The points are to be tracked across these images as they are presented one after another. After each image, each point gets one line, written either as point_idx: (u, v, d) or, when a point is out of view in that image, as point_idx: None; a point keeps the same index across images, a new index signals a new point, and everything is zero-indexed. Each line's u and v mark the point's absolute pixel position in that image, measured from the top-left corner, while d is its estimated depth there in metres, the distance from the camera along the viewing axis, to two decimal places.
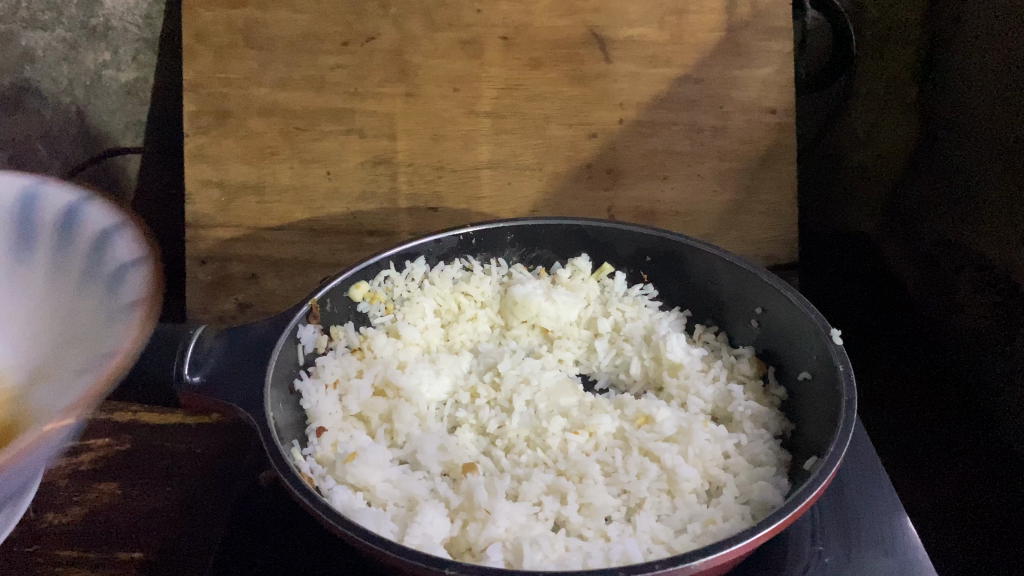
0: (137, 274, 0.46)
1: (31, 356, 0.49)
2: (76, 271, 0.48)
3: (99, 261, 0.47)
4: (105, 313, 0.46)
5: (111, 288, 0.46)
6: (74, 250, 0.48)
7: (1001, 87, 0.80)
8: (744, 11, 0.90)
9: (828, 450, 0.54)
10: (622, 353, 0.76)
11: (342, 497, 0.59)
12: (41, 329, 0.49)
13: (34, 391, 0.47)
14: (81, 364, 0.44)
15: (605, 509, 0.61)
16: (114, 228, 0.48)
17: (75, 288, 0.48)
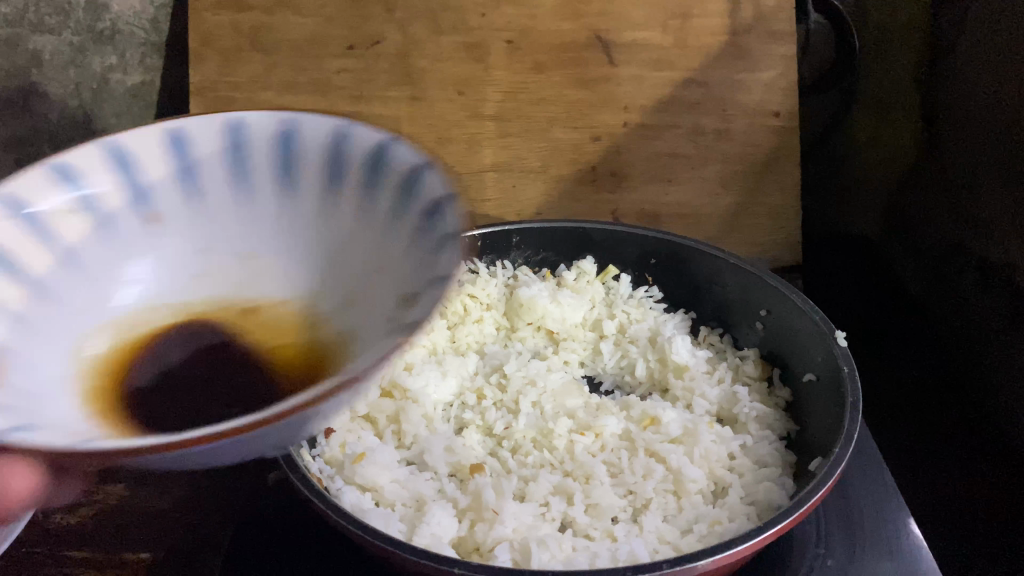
0: (433, 186, 0.40)
1: (322, 290, 0.43)
2: (386, 196, 0.42)
3: (411, 181, 0.40)
4: (410, 235, 0.40)
5: (427, 222, 0.39)
6: (380, 173, 0.42)
7: (1003, 88, 0.80)
8: (747, 15, 0.90)
9: (833, 451, 0.54)
10: (628, 355, 0.77)
11: (351, 497, 0.60)
12: (337, 256, 0.44)
13: (343, 321, 0.41)
14: (411, 285, 0.38)
15: (612, 509, 0.61)
16: (398, 148, 0.41)
17: (377, 218, 0.42)
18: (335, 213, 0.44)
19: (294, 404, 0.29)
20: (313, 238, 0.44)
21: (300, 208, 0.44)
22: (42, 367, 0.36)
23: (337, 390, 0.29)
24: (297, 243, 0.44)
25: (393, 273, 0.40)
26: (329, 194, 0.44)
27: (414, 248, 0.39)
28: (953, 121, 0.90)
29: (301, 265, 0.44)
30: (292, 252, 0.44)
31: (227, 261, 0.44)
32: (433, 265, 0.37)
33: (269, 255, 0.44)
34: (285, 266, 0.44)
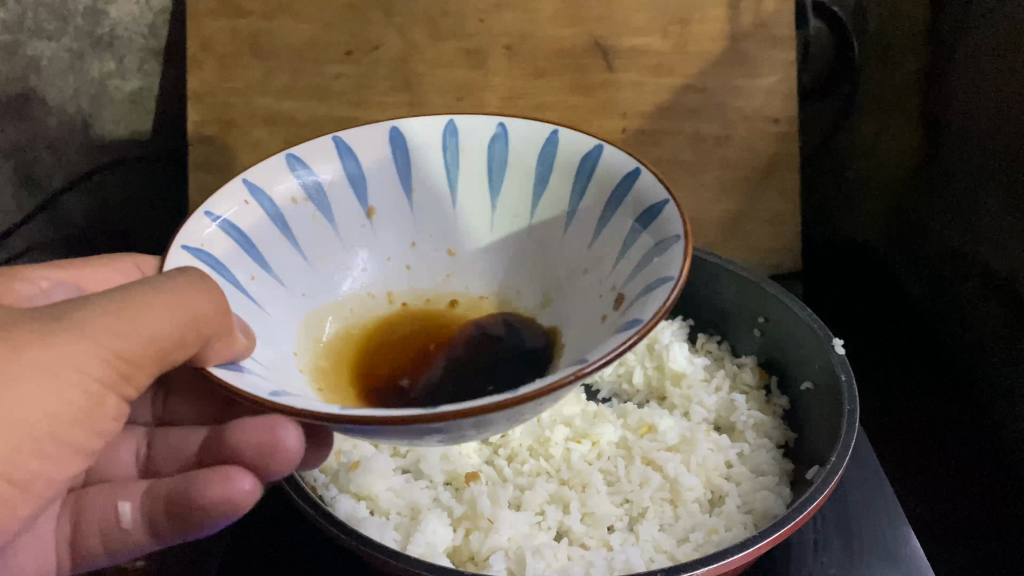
0: (636, 179, 0.51)
1: (518, 279, 0.60)
2: (591, 198, 0.54)
3: (619, 183, 0.52)
4: (612, 223, 0.52)
5: (638, 217, 0.49)
6: (589, 176, 0.55)
7: (1001, 96, 0.80)
8: (747, 20, 0.90)
9: (830, 459, 0.54)
10: (625, 363, 0.76)
11: (347, 505, 0.60)
12: (535, 249, 0.59)
13: (553, 304, 0.57)
14: (617, 271, 0.50)
15: (608, 518, 0.61)
16: (609, 154, 0.54)
17: (570, 215, 0.56)
18: (540, 214, 0.58)
19: (523, 394, 0.35)
20: (517, 235, 0.60)
21: (511, 208, 0.59)
22: (285, 339, 0.51)
23: (574, 377, 0.36)
24: (506, 240, 0.60)
25: (596, 263, 0.53)
26: (535, 197, 0.58)
27: (614, 239, 0.51)
28: (951, 126, 0.91)
29: (503, 259, 0.60)
30: (500, 249, 0.60)
31: (445, 254, 0.61)
32: (639, 253, 0.48)
33: (481, 250, 0.61)
34: (494, 260, 0.61)
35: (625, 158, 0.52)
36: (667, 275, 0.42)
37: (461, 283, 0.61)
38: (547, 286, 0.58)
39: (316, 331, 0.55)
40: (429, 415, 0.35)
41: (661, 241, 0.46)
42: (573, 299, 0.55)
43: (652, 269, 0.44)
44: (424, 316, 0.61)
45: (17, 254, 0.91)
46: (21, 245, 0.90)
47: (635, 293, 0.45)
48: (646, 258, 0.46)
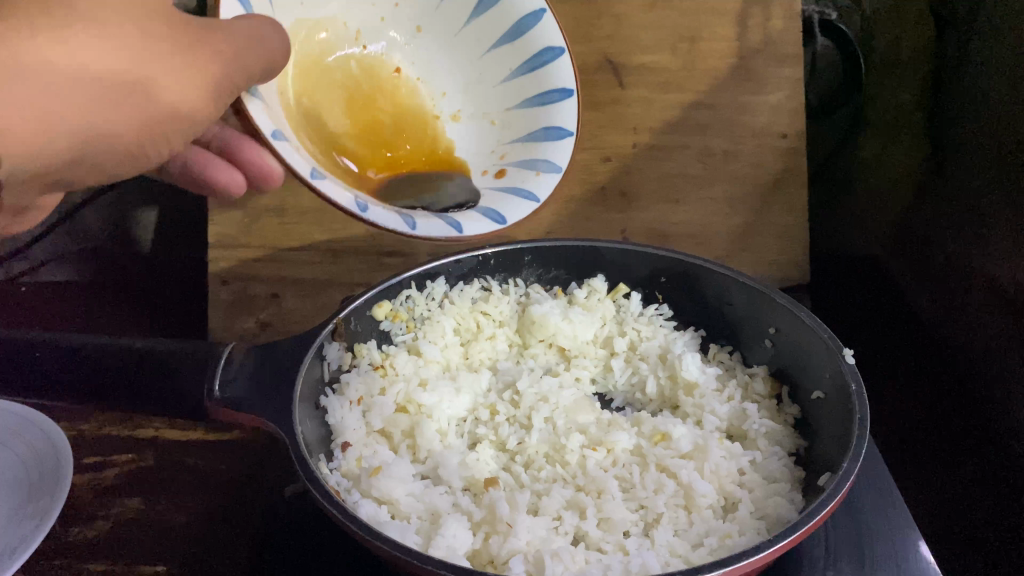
0: (568, 103, 0.74)
1: (448, 78, 0.80)
2: (530, 80, 0.76)
3: (554, 92, 0.75)
4: (534, 111, 0.75)
5: (549, 127, 0.73)
6: (538, 65, 0.75)
7: (1007, 109, 0.82)
8: (755, 39, 0.95)
9: (842, 465, 0.55)
10: (638, 372, 0.78)
11: (368, 509, 0.61)
12: (469, 73, 0.80)
13: (455, 125, 0.80)
14: (508, 143, 0.76)
15: (623, 523, 0.62)
16: (559, 64, 0.75)
17: (509, 71, 0.77)
18: (494, 57, 0.78)
19: (420, 233, 0.59)
20: (468, 50, 0.79)
21: (477, 35, 0.78)
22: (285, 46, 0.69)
23: (452, 236, 0.61)
24: (459, 49, 0.79)
25: (506, 125, 0.77)
26: (497, 44, 0.78)
27: (530, 123, 0.75)
28: (954, 137, 0.93)
29: (446, 59, 0.80)
30: (455, 48, 0.79)
31: (412, 29, 0.79)
32: (534, 150, 0.73)
33: (442, 40, 0.79)
34: (443, 53, 0.80)
35: (568, 79, 0.75)
36: (536, 196, 0.67)
37: (405, 62, 0.79)
38: (461, 108, 0.80)
39: (306, 49, 0.73)
40: (364, 218, 0.57)
41: (552, 171, 0.70)
42: (478, 132, 0.79)
43: (538, 182, 0.69)
44: (373, 66, 0.78)
45: (40, 263, 1.06)
46: (44, 255, 1.06)
47: (516, 182, 0.69)
48: (534, 170, 0.70)
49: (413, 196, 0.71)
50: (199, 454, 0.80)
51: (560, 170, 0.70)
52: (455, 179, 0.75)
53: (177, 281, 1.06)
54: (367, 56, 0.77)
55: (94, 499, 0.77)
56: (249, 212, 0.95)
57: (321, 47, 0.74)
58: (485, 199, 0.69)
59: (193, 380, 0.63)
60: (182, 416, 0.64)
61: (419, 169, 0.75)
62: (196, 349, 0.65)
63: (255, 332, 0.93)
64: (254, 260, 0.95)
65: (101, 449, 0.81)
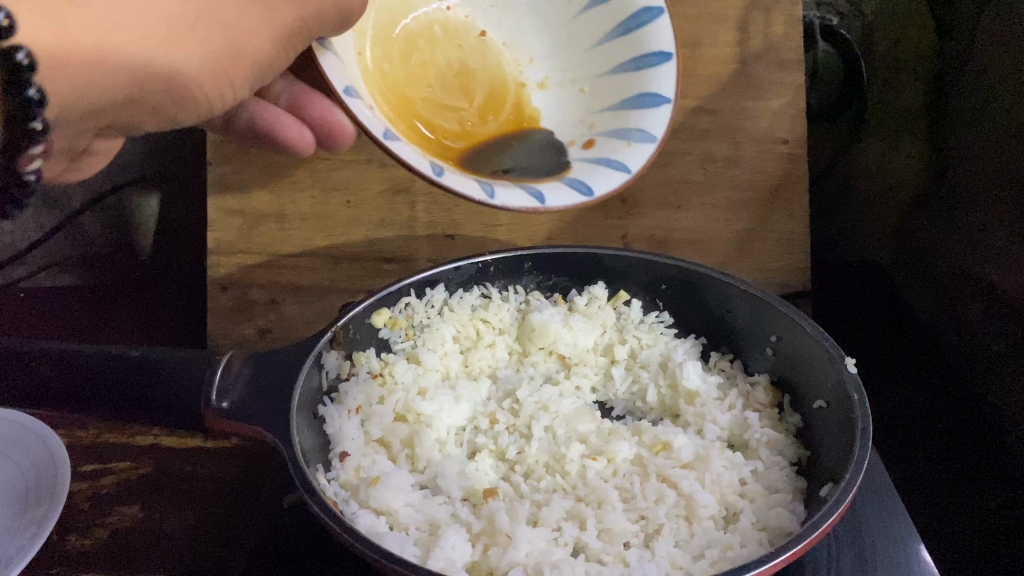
0: (666, 66, 0.75)
1: (536, 45, 0.84)
2: (623, 45, 0.79)
3: (650, 57, 0.76)
4: (627, 75, 0.78)
5: (643, 92, 0.75)
6: (632, 28, 0.78)
7: (1009, 116, 0.82)
8: (756, 44, 0.95)
9: (844, 476, 0.55)
10: (639, 381, 0.77)
11: (367, 521, 0.61)
12: (555, 37, 0.84)
13: (543, 92, 0.83)
14: (597, 112, 0.79)
15: (624, 534, 0.62)
16: (659, 25, 0.77)
17: (602, 32, 0.81)
18: (584, 20, 0.82)
19: (498, 201, 0.60)
20: (558, 12, 0.83)
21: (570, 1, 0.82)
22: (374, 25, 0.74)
23: (532, 207, 0.62)
24: (546, 17, 0.84)
25: (596, 94, 0.80)
26: (587, 7, 0.82)
27: (621, 89, 0.77)
28: (956, 142, 0.92)
29: (536, 27, 0.84)
30: (545, 13, 0.84)
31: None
32: (627, 115, 0.75)
33: (532, 8, 0.84)
34: (532, 20, 0.84)
35: (665, 41, 0.76)
36: (627, 168, 0.69)
37: (494, 29, 0.84)
38: (550, 75, 0.84)
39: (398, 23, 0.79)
40: (437, 181, 0.60)
41: (646, 140, 0.71)
42: (566, 100, 0.82)
43: (629, 152, 0.70)
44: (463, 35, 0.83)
45: (39, 269, 1.04)
46: (43, 262, 1.04)
47: (606, 152, 0.71)
48: (626, 139, 0.72)
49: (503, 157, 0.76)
50: (197, 460, 0.80)
51: (655, 140, 0.71)
52: (537, 141, 0.79)
53: (176, 288, 1.06)
54: (459, 24, 0.83)
55: (93, 506, 0.77)
56: (249, 218, 0.95)
57: (407, 13, 0.80)
58: (574, 171, 0.70)
59: (191, 390, 0.63)
60: (180, 426, 0.64)
61: (498, 137, 0.79)
62: (194, 357, 0.65)
63: (254, 338, 0.93)
64: (253, 265, 0.94)
65: (100, 456, 0.81)
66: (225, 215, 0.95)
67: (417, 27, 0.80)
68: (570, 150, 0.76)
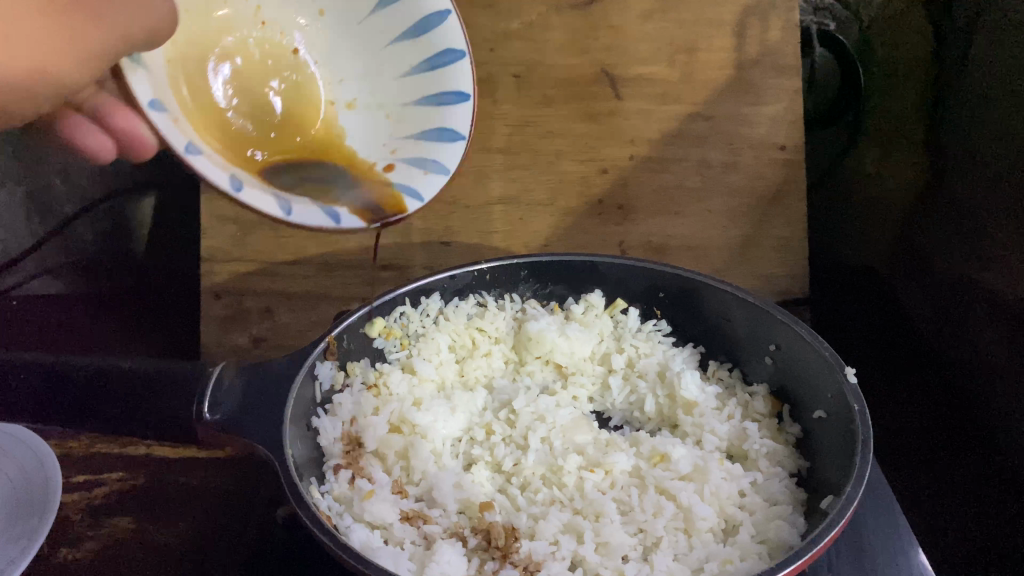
0: (465, 108, 0.62)
1: (341, 73, 0.65)
2: (431, 80, 0.63)
3: (449, 95, 0.62)
4: (426, 110, 0.63)
5: (441, 130, 0.62)
6: (435, 65, 0.63)
7: (1008, 124, 0.81)
8: (753, 49, 0.94)
9: (845, 489, 0.54)
10: (636, 391, 0.77)
11: (361, 536, 0.60)
12: (360, 67, 0.65)
13: (342, 117, 0.64)
14: (399, 138, 0.63)
15: (622, 548, 0.61)
16: (460, 68, 0.63)
17: (404, 65, 0.64)
18: (395, 50, 0.64)
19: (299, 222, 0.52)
20: (370, 27, 0.64)
21: (377, 25, 0.64)
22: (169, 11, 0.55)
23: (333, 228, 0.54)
24: (362, 33, 0.64)
25: (401, 121, 0.63)
26: (399, 37, 0.64)
27: (419, 125, 0.63)
28: (954, 150, 0.91)
29: (341, 50, 0.64)
30: (357, 40, 0.64)
31: (314, 10, 0.63)
32: (419, 153, 0.61)
33: (340, 29, 0.64)
34: (343, 44, 0.64)
35: (466, 85, 0.63)
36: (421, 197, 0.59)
37: (304, 42, 0.63)
38: (361, 99, 0.65)
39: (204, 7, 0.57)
40: (236, 196, 0.50)
41: (437, 174, 0.60)
42: (368, 128, 0.64)
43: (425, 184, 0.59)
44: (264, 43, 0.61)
45: (30, 276, 1.00)
46: (35, 270, 1.00)
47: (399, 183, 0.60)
48: (421, 169, 0.60)
49: (298, 183, 0.57)
50: (192, 472, 0.79)
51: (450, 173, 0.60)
52: (339, 174, 0.60)
53: (166, 277, 1.08)
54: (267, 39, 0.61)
55: (85, 518, 0.75)
56: (243, 225, 0.94)
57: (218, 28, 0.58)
58: (384, 179, 0.61)
59: (179, 404, 0.61)
60: (173, 440, 0.63)
61: (303, 157, 0.61)
62: (183, 369, 0.64)
63: (248, 347, 0.93)
64: (247, 273, 0.94)
65: (94, 467, 0.80)
66: (217, 222, 0.94)
67: (236, 44, 0.59)
68: (370, 197, 0.58)
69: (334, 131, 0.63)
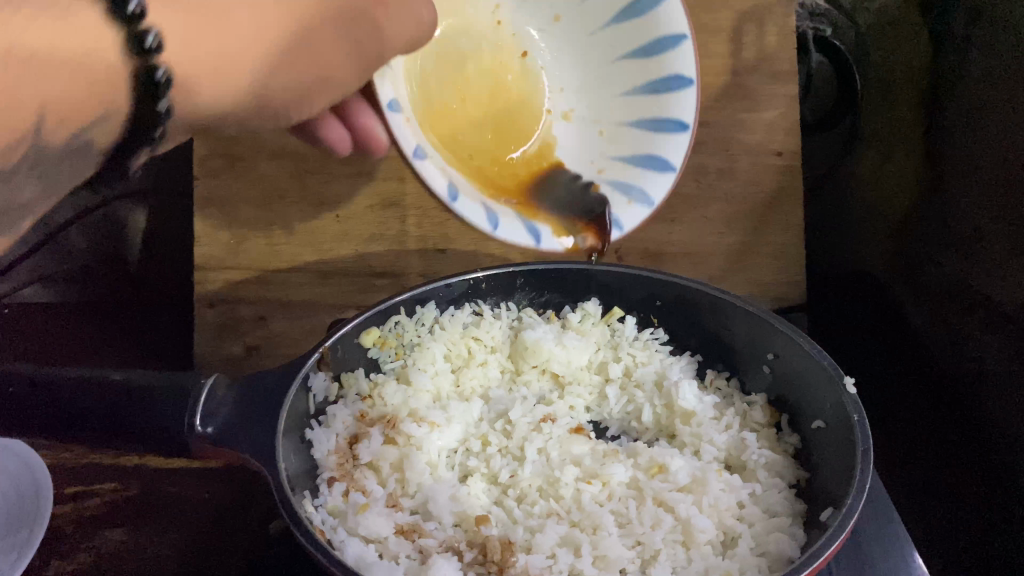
0: (683, 139, 0.78)
1: (568, 85, 0.84)
2: (651, 101, 0.79)
3: (669, 121, 0.78)
4: (647, 132, 0.79)
5: (649, 154, 0.78)
6: (663, 90, 0.78)
7: (1008, 128, 0.80)
8: (749, 55, 0.92)
9: (845, 502, 0.53)
10: (634, 400, 0.76)
11: (355, 550, 0.60)
12: (585, 80, 0.83)
13: (562, 130, 0.83)
14: (609, 157, 0.81)
15: (620, 560, 0.61)
16: (683, 93, 0.77)
17: (628, 88, 0.81)
18: (620, 70, 0.81)
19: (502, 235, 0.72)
20: (602, 52, 0.81)
21: (612, 40, 0.80)
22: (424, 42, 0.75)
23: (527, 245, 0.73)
24: (591, 56, 0.82)
25: (615, 142, 0.81)
26: (625, 59, 0.80)
27: (631, 144, 0.80)
28: (952, 153, 0.91)
29: (570, 64, 0.83)
30: (587, 54, 0.82)
31: (549, 20, 0.82)
32: (623, 169, 0.79)
33: (580, 41, 0.82)
34: (571, 59, 0.83)
35: (688, 111, 0.78)
36: (619, 228, 0.77)
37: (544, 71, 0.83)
38: (587, 118, 0.83)
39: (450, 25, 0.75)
40: (449, 207, 0.69)
41: (642, 206, 0.77)
42: (583, 140, 0.83)
43: (625, 211, 0.77)
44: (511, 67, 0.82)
45: (23, 284, 1.03)
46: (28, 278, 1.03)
47: (607, 202, 0.78)
48: (625, 196, 0.78)
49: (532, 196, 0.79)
50: (182, 482, 0.78)
51: (651, 206, 0.77)
52: (558, 182, 0.81)
53: (163, 274, 1.06)
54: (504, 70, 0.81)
55: (78, 529, 0.75)
56: (236, 232, 0.92)
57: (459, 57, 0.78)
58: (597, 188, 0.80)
59: (169, 416, 0.60)
60: (164, 451, 0.61)
61: (520, 170, 0.81)
62: (173, 381, 0.62)
63: (242, 356, 0.93)
64: (240, 281, 0.93)
65: (83, 477, 0.78)
66: (209, 228, 0.92)
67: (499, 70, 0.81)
68: (582, 210, 0.79)
69: (549, 143, 0.83)
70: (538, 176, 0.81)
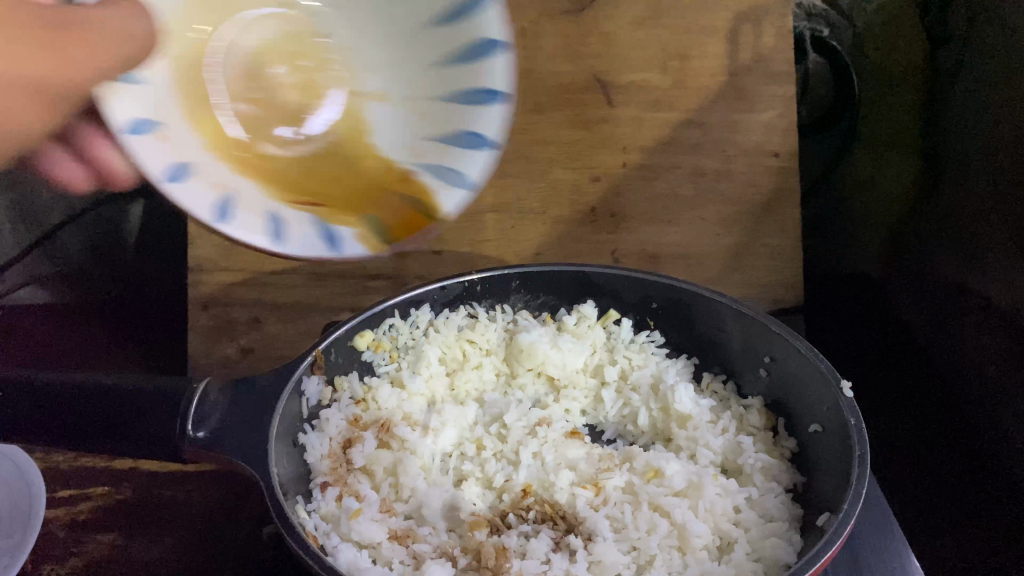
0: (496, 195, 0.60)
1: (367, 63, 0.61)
2: (468, 99, 0.59)
3: (479, 96, 0.59)
4: (470, 105, 0.59)
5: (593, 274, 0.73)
6: (483, 50, 0.58)
7: (1009, 129, 0.79)
8: (745, 56, 0.92)
9: (842, 507, 0.53)
10: (630, 404, 0.75)
11: (348, 556, 0.59)
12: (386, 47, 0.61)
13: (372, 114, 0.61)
14: (421, 138, 0.60)
15: (616, 566, 0.60)
16: (489, 111, 0.59)
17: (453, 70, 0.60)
18: (432, 34, 0.60)
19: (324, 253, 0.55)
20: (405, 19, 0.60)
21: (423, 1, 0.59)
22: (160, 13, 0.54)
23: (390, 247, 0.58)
24: (399, 32, 0.61)
25: (427, 118, 0.61)
26: (437, 18, 0.59)
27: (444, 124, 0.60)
28: (953, 154, 0.90)
29: (364, 26, 0.61)
30: (389, 22, 0.60)
31: None
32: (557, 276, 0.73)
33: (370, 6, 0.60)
34: (358, 19, 0.61)
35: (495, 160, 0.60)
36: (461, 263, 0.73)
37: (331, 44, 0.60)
38: (407, 102, 0.61)
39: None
40: (213, 229, 0.52)
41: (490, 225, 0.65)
42: (393, 123, 0.61)
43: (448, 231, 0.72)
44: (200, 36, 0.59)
45: (17, 285, 1.01)
46: (22, 279, 1.01)
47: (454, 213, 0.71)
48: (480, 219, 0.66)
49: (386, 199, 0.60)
50: (175, 485, 0.78)
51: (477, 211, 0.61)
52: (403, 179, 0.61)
53: (155, 280, 1.06)
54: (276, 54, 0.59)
55: (70, 534, 0.74)
56: (232, 234, 0.92)
57: (211, 45, 0.57)
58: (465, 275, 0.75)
59: (160, 422, 0.60)
60: (152, 458, 0.60)
61: (333, 171, 0.59)
62: (161, 388, 0.61)
63: (237, 359, 0.91)
64: (234, 283, 0.92)
65: (78, 481, 0.78)
66: (206, 231, 0.92)
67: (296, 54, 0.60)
68: (396, 209, 0.58)
69: (358, 130, 0.61)
70: (363, 177, 0.59)
